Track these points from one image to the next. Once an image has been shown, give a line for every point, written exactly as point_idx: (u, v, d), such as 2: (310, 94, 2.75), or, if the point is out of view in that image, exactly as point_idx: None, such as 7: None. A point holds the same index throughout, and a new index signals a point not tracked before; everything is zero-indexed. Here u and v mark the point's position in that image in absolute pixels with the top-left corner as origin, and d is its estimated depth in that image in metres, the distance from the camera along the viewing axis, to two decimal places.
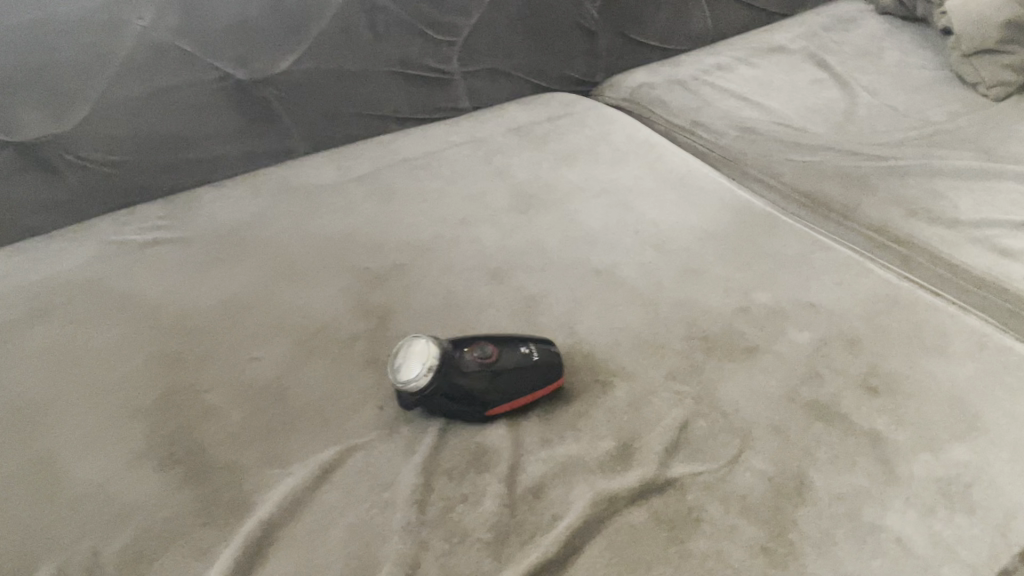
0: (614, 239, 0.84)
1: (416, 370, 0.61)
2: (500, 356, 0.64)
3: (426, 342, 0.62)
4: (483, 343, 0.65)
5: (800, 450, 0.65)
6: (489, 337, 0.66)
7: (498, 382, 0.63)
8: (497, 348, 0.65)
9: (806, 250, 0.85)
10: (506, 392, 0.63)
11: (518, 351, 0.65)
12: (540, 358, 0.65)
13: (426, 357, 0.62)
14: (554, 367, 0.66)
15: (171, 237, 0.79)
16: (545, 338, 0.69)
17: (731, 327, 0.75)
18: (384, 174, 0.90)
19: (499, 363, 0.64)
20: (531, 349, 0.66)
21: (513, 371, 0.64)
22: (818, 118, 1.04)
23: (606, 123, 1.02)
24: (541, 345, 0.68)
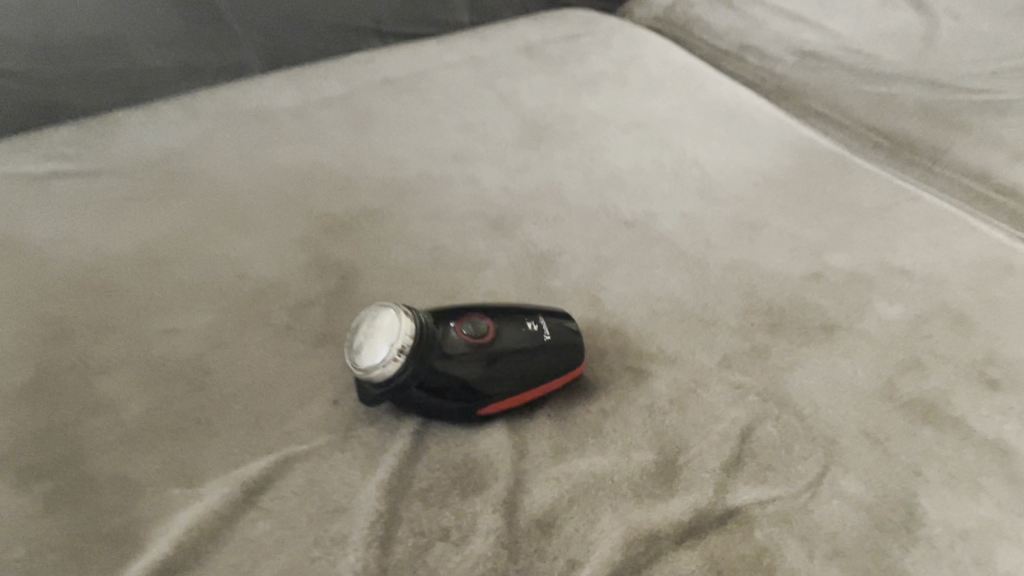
0: (648, 183, 0.66)
1: (382, 350, 0.44)
2: (500, 333, 0.47)
3: (397, 312, 0.45)
4: (476, 315, 0.48)
5: (904, 467, 0.47)
6: (486, 307, 0.49)
7: (498, 369, 0.46)
8: (496, 322, 0.47)
9: (889, 199, 0.66)
10: (508, 383, 0.46)
11: (526, 327, 0.48)
12: (552, 338, 0.48)
13: (396, 335, 0.44)
14: (573, 350, 0.49)
15: (80, 169, 0.62)
16: (559, 310, 0.52)
17: (801, 296, 0.57)
18: (359, 98, 0.72)
19: (500, 342, 0.46)
20: (542, 326, 0.49)
21: (518, 355, 0.47)
22: (891, 42, 0.85)
23: (635, 45, 0.84)
24: (557, 318, 0.50)
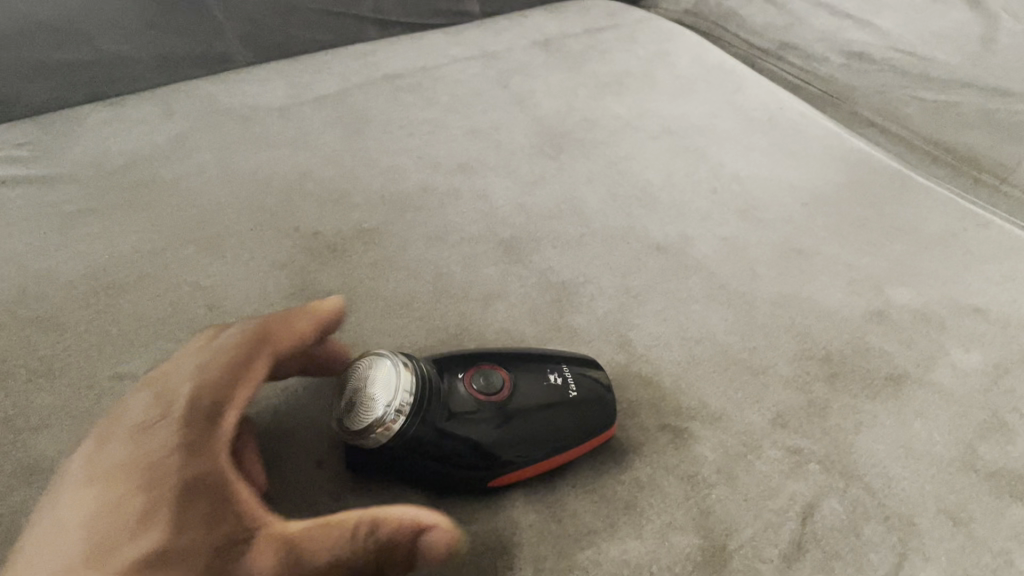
0: (682, 200, 0.58)
1: (375, 405, 0.36)
2: (517, 386, 0.39)
3: (392, 359, 0.37)
4: (487, 365, 0.40)
5: (995, 553, 0.40)
6: (500, 354, 0.41)
7: (516, 430, 0.38)
8: (512, 373, 0.39)
9: (955, 225, 0.59)
10: (529, 446, 0.38)
11: (550, 377, 0.40)
12: (580, 396, 0.40)
13: (389, 389, 0.36)
14: (606, 406, 0.41)
15: (33, 174, 0.54)
16: (590, 357, 0.43)
17: (862, 341, 0.50)
18: (356, 96, 0.64)
19: (517, 397, 0.38)
20: (569, 378, 0.40)
21: (541, 412, 0.38)
22: (946, 44, 0.77)
23: (664, 40, 0.75)
24: (587, 366, 0.42)
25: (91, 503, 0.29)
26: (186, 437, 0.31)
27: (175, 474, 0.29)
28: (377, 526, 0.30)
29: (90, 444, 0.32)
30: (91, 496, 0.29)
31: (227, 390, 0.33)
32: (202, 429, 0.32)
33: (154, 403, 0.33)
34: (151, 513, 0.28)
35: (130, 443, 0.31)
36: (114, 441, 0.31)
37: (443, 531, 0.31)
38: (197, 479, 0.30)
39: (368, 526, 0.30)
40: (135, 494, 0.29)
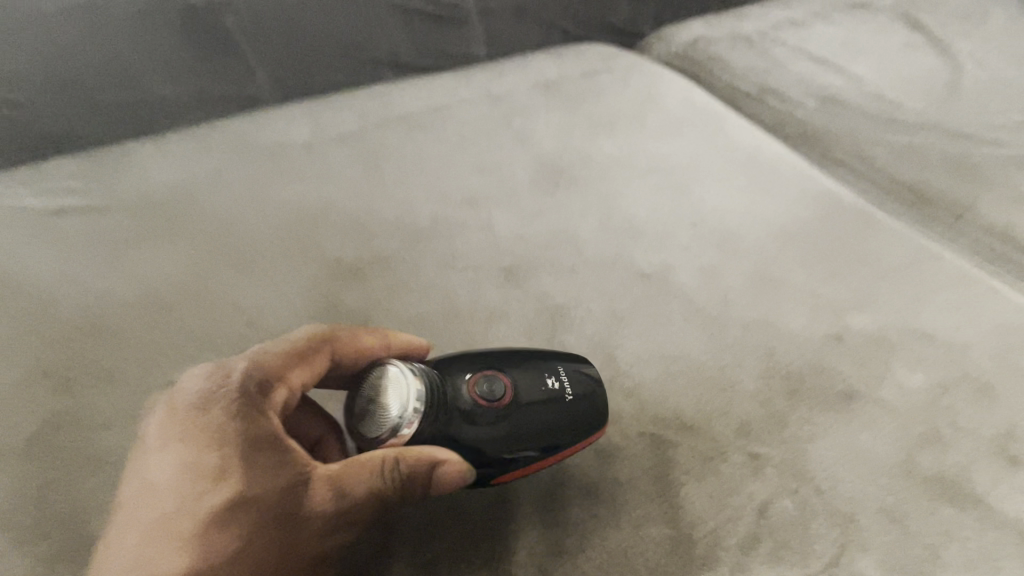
0: (665, 233, 0.65)
1: (391, 413, 0.42)
2: (517, 387, 0.44)
3: (401, 369, 0.43)
4: (489, 370, 0.45)
5: (922, 547, 0.46)
6: (498, 360, 0.46)
7: (523, 425, 0.43)
8: (512, 376, 0.44)
9: (913, 257, 0.65)
10: (538, 439, 0.43)
11: (546, 379, 0.45)
12: (575, 400, 0.45)
13: (403, 399, 0.42)
14: (598, 400, 0.46)
15: (85, 204, 0.60)
16: (576, 358, 0.49)
17: (821, 361, 0.56)
18: (375, 133, 0.71)
19: (519, 397, 0.44)
20: (563, 383, 0.45)
21: (541, 410, 0.44)
22: (914, 89, 0.84)
23: (654, 83, 0.82)
24: (578, 366, 0.47)
25: (176, 461, 0.37)
26: (244, 408, 0.39)
27: (240, 435, 0.38)
28: (401, 461, 0.39)
29: (164, 408, 0.40)
30: (175, 455, 0.37)
31: (283, 370, 0.42)
32: (254, 398, 0.39)
33: (213, 374, 0.40)
34: (223, 473, 0.36)
35: (199, 409, 0.39)
36: (183, 406, 0.39)
37: (454, 463, 0.41)
38: (256, 441, 0.38)
39: (394, 462, 0.39)
40: (211, 454, 0.37)
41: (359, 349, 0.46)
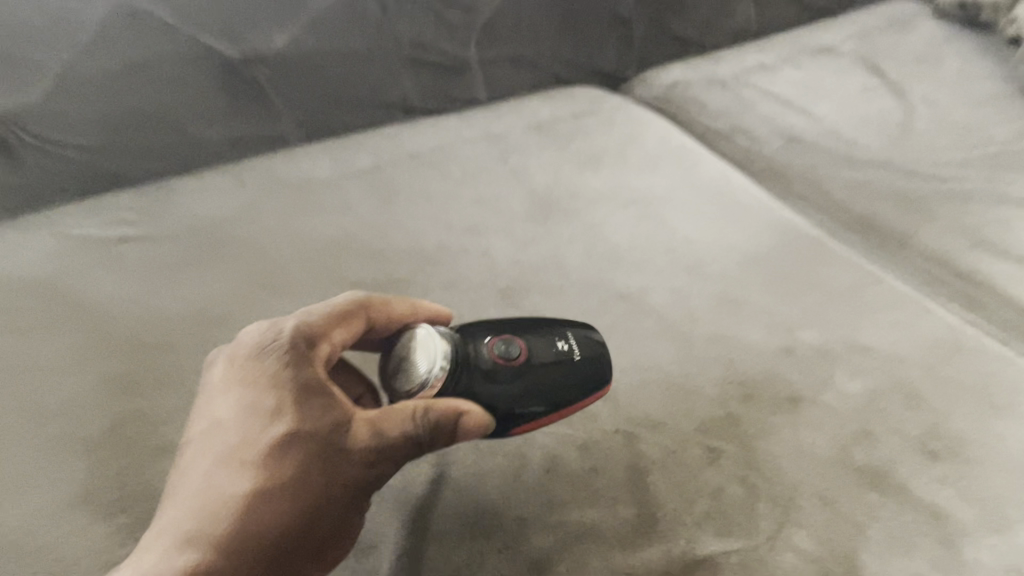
0: (642, 259, 0.74)
1: (422, 369, 0.51)
2: (531, 348, 0.53)
3: (431, 335, 0.52)
4: (509, 335, 0.54)
5: (850, 525, 0.55)
6: (516, 327, 0.55)
7: (538, 378, 0.52)
8: (527, 340, 0.54)
9: (859, 280, 0.74)
10: (552, 388, 0.52)
11: (557, 342, 0.55)
12: (581, 359, 0.54)
13: (432, 358, 0.51)
14: (601, 360, 0.56)
15: (140, 234, 0.70)
16: (582, 326, 0.58)
17: (773, 370, 0.65)
18: (388, 170, 0.80)
19: (533, 356, 0.53)
20: (571, 345, 0.55)
21: (554, 366, 0.53)
22: (870, 128, 0.94)
23: (637, 123, 0.92)
24: (583, 333, 0.57)
25: (240, 405, 0.46)
26: (293, 359, 0.47)
27: (291, 380, 0.46)
28: (428, 412, 0.45)
29: (229, 360, 0.48)
30: (239, 400, 0.46)
31: (325, 330, 0.50)
32: (303, 351, 0.47)
33: (267, 333, 0.49)
34: (277, 412, 0.44)
35: (256, 363, 0.47)
36: (246, 359, 0.48)
37: (475, 415, 0.47)
38: (304, 385, 0.45)
39: (423, 413, 0.45)
40: (268, 397, 0.45)
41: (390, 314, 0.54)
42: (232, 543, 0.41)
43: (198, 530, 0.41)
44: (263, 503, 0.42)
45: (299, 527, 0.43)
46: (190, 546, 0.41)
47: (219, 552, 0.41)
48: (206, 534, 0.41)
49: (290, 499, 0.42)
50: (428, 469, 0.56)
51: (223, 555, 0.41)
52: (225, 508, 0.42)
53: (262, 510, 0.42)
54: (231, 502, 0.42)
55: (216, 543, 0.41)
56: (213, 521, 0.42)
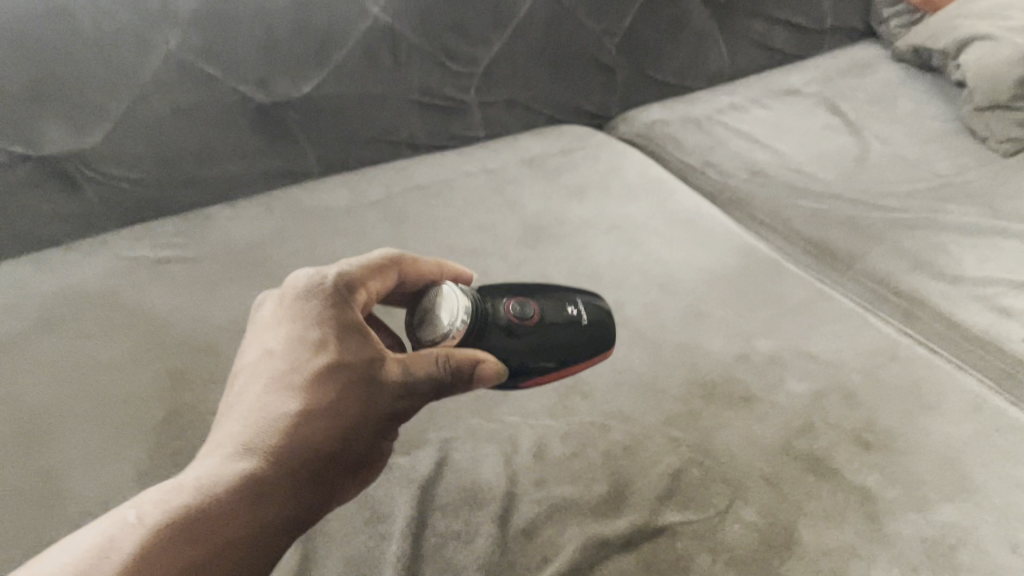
0: (620, 277, 0.85)
1: (444, 322, 0.58)
2: (547, 309, 0.64)
3: (453, 293, 0.59)
4: (523, 299, 0.64)
5: (790, 502, 0.65)
6: (531, 292, 0.66)
7: (554, 334, 0.63)
8: (539, 305, 0.64)
9: (810, 298, 0.85)
10: (565, 343, 0.63)
11: (567, 306, 0.66)
12: (585, 324, 0.65)
13: (454, 313, 0.58)
14: (603, 323, 0.67)
15: (185, 256, 0.81)
16: (585, 294, 0.69)
17: (730, 373, 0.76)
18: (397, 200, 0.92)
19: (549, 316, 0.64)
20: (576, 312, 0.66)
21: (564, 327, 0.64)
22: (827, 163, 1.05)
23: (619, 157, 1.03)
24: (586, 300, 0.68)
25: (288, 337, 0.50)
26: (337, 302, 0.52)
27: (334, 320, 0.51)
28: (451, 358, 0.52)
29: (278, 299, 0.54)
30: (287, 333, 0.51)
31: (362, 279, 0.56)
32: (344, 296, 0.53)
33: (312, 279, 0.54)
34: (321, 346, 0.50)
35: (303, 301, 0.52)
36: (292, 298, 0.53)
37: (490, 363, 0.54)
38: (346, 326, 0.51)
39: (446, 358, 0.52)
40: (314, 332, 0.50)
41: (421, 275, 0.62)
42: (283, 452, 0.45)
43: (253, 440, 0.46)
44: (312, 421, 0.47)
45: (339, 446, 0.48)
46: (246, 453, 0.45)
47: (273, 460, 0.45)
48: (260, 444, 0.45)
49: (331, 422, 0.47)
50: (432, 453, 0.66)
51: (276, 463, 0.45)
52: (278, 422, 0.46)
53: (310, 427, 0.47)
54: (279, 419, 0.47)
55: (270, 452, 0.45)
56: (267, 433, 0.46)
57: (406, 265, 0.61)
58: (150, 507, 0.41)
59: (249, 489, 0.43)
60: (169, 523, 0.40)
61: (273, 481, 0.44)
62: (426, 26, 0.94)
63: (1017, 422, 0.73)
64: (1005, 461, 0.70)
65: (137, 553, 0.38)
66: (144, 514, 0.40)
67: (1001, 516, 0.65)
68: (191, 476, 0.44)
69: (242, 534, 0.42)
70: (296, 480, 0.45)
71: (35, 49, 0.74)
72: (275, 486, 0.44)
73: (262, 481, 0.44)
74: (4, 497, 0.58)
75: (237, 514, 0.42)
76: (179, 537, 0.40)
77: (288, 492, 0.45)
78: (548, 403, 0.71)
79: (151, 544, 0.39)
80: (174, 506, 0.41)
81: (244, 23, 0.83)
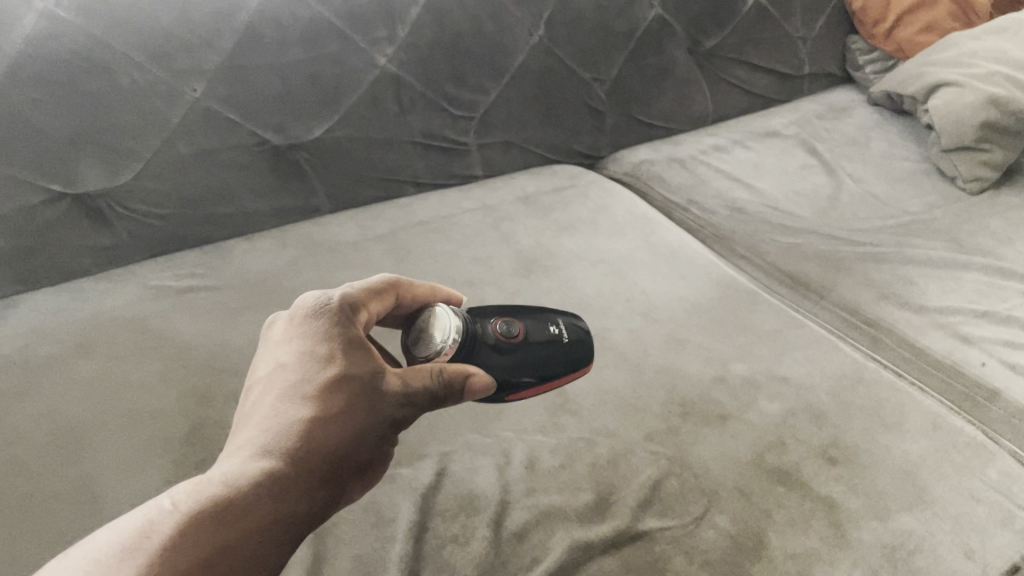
0: (607, 305, 0.92)
1: (437, 340, 0.64)
2: (532, 329, 0.72)
3: (445, 313, 0.66)
4: (508, 319, 0.72)
5: (759, 510, 0.71)
6: (516, 313, 0.74)
7: (538, 352, 0.71)
8: (524, 325, 0.72)
9: (783, 325, 0.92)
10: (547, 361, 0.71)
11: (549, 326, 0.74)
12: (565, 342, 0.74)
13: (445, 331, 0.65)
14: (581, 340, 0.76)
15: (206, 284, 0.88)
16: (564, 315, 0.77)
17: (707, 394, 0.82)
18: (400, 235, 0.99)
19: (533, 335, 0.72)
20: (558, 331, 0.74)
21: (546, 344, 0.72)
22: (803, 202, 1.12)
23: (607, 196, 1.11)
24: (565, 320, 0.77)
25: (299, 352, 0.57)
26: (343, 321, 0.58)
27: (341, 336, 0.57)
28: (444, 370, 0.60)
29: (289, 318, 0.60)
30: (298, 348, 0.57)
31: (364, 300, 0.62)
32: (348, 315, 0.59)
33: (319, 299, 0.60)
34: (331, 359, 0.56)
35: (312, 320, 0.58)
36: (302, 317, 0.59)
37: (479, 376, 0.62)
38: (351, 342, 0.57)
39: (440, 370, 0.59)
40: (323, 347, 0.57)
41: (415, 297, 0.68)
42: (299, 453, 0.51)
43: (271, 442, 0.52)
44: (322, 426, 0.53)
45: (348, 449, 0.54)
46: (266, 454, 0.51)
47: (289, 459, 0.51)
48: (278, 445, 0.51)
49: (340, 428, 0.54)
50: (432, 465, 0.73)
51: (293, 463, 0.51)
52: (294, 426, 0.52)
53: (321, 431, 0.53)
54: (294, 424, 0.53)
55: (286, 453, 0.51)
56: (283, 436, 0.52)
57: (401, 288, 0.67)
58: (184, 496, 0.47)
59: (270, 483, 0.49)
60: (201, 511, 0.46)
61: (290, 477, 0.50)
62: (428, 74, 1.02)
63: (973, 439, 0.79)
64: (960, 475, 0.75)
65: (174, 534, 0.44)
66: (179, 503, 0.46)
67: (955, 526, 0.71)
68: (217, 472, 0.49)
69: (264, 523, 0.47)
70: (311, 478, 0.51)
71: (77, 99, 0.81)
72: (292, 481, 0.50)
73: (281, 477, 0.50)
74: (42, 497, 0.65)
75: (259, 505, 0.48)
76: (209, 522, 0.45)
77: (304, 489, 0.50)
78: (539, 420, 0.78)
79: (186, 527, 0.44)
80: (205, 497, 0.47)
81: (264, 74, 0.90)
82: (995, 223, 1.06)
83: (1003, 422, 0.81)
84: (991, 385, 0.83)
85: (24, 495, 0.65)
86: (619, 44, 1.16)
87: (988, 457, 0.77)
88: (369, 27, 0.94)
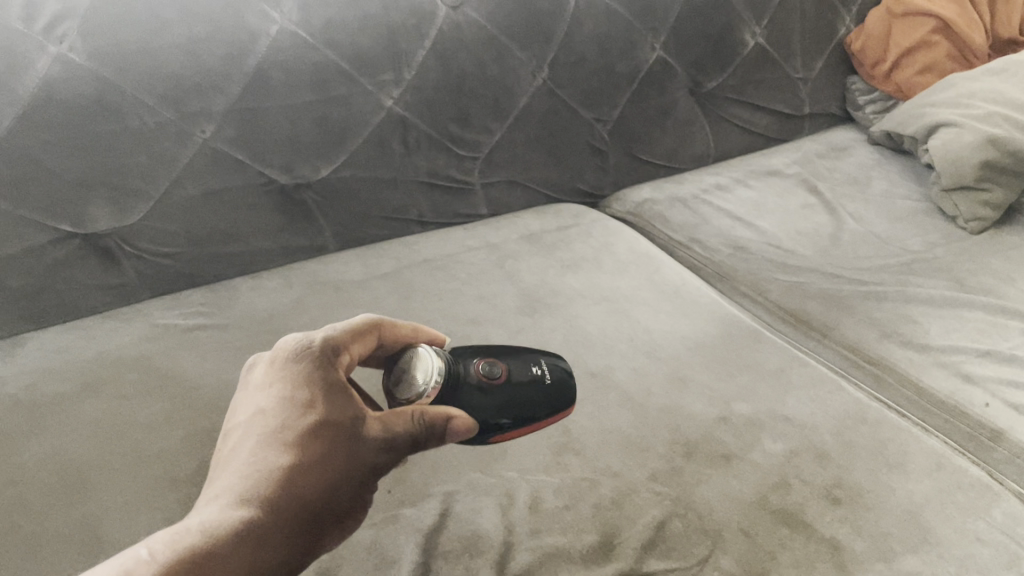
0: (610, 344, 0.92)
1: (419, 383, 0.65)
2: (514, 369, 0.73)
3: (427, 354, 0.67)
4: (490, 360, 0.72)
5: (764, 552, 0.70)
6: (498, 355, 0.75)
7: (520, 392, 0.72)
8: (506, 366, 0.73)
9: (785, 363, 0.92)
10: (531, 402, 0.72)
11: (532, 366, 0.75)
12: (548, 382, 0.74)
13: (427, 374, 0.65)
14: (562, 381, 0.76)
15: (213, 323, 0.89)
16: (548, 356, 0.78)
17: (710, 434, 0.82)
18: (405, 273, 1.00)
19: (515, 376, 0.72)
20: (541, 372, 0.75)
21: (528, 384, 0.73)
22: (805, 241, 1.13)
23: (610, 235, 1.12)
24: (547, 360, 0.78)
25: (280, 397, 0.57)
26: (323, 366, 0.59)
27: (321, 382, 0.58)
28: (426, 413, 0.60)
29: (268, 362, 0.60)
30: (278, 393, 0.57)
31: (345, 344, 0.63)
32: (328, 360, 0.60)
33: (300, 344, 0.61)
34: (311, 405, 0.56)
35: (292, 365, 0.59)
36: (282, 361, 0.59)
37: (461, 419, 0.62)
38: (331, 387, 0.58)
39: (420, 414, 0.60)
40: (303, 391, 0.57)
41: (399, 337, 0.69)
42: (278, 501, 0.51)
43: (250, 489, 0.51)
44: (301, 473, 0.53)
45: (325, 496, 0.54)
46: (245, 501, 0.51)
47: (267, 508, 0.51)
48: (256, 493, 0.51)
49: (319, 475, 0.54)
50: (435, 506, 0.72)
51: (272, 510, 0.51)
52: (273, 473, 0.52)
53: (300, 479, 0.53)
54: (274, 471, 0.52)
55: (264, 501, 0.51)
56: (261, 484, 0.52)
57: (385, 329, 0.68)
58: (160, 546, 0.46)
59: (247, 533, 0.49)
60: (177, 562, 0.45)
61: (267, 527, 0.50)
62: (434, 116, 1.03)
63: (979, 480, 0.79)
64: (965, 517, 0.75)
65: None
66: (155, 553, 0.46)
67: (960, 568, 0.71)
68: (194, 521, 0.49)
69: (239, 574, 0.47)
70: (286, 528, 0.51)
71: (87, 140, 0.83)
72: (269, 532, 0.50)
73: (258, 527, 0.50)
74: (48, 538, 0.65)
75: (235, 557, 0.48)
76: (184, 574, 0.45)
77: (280, 538, 0.51)
78: (542, 460, 0.78)
79: None
80: (182, 547, 0.46)
81: (272, 116, 0.92)
82: (996, 262, 1.07)
83: (1007, 463, 0.81)
84: (994, 426, 0.83)
85: (29, 535, 0.65)
86: (622, 85, 1.17)
87: (993, 498, 0.77)
88: (375, 70, 0.96)
